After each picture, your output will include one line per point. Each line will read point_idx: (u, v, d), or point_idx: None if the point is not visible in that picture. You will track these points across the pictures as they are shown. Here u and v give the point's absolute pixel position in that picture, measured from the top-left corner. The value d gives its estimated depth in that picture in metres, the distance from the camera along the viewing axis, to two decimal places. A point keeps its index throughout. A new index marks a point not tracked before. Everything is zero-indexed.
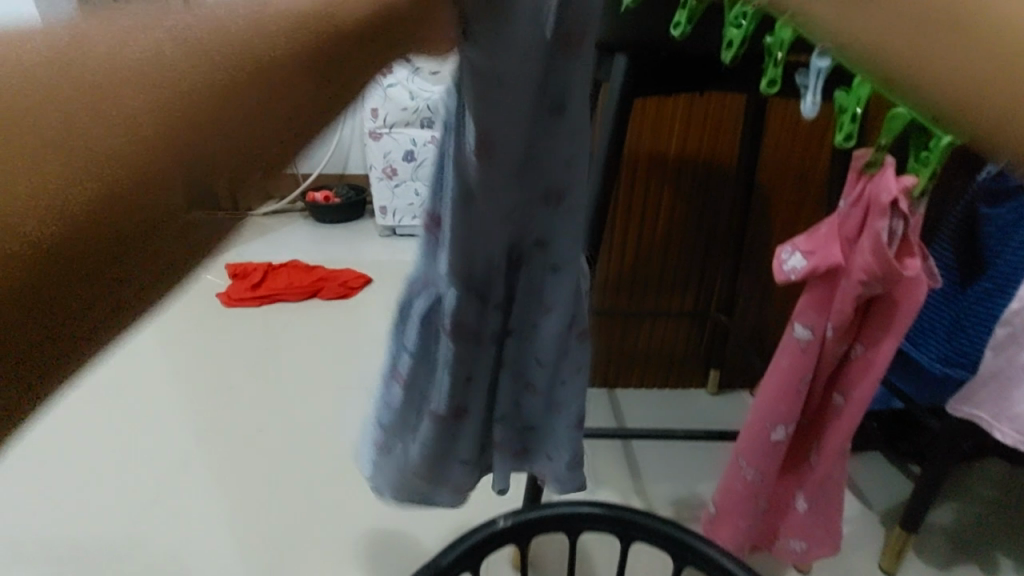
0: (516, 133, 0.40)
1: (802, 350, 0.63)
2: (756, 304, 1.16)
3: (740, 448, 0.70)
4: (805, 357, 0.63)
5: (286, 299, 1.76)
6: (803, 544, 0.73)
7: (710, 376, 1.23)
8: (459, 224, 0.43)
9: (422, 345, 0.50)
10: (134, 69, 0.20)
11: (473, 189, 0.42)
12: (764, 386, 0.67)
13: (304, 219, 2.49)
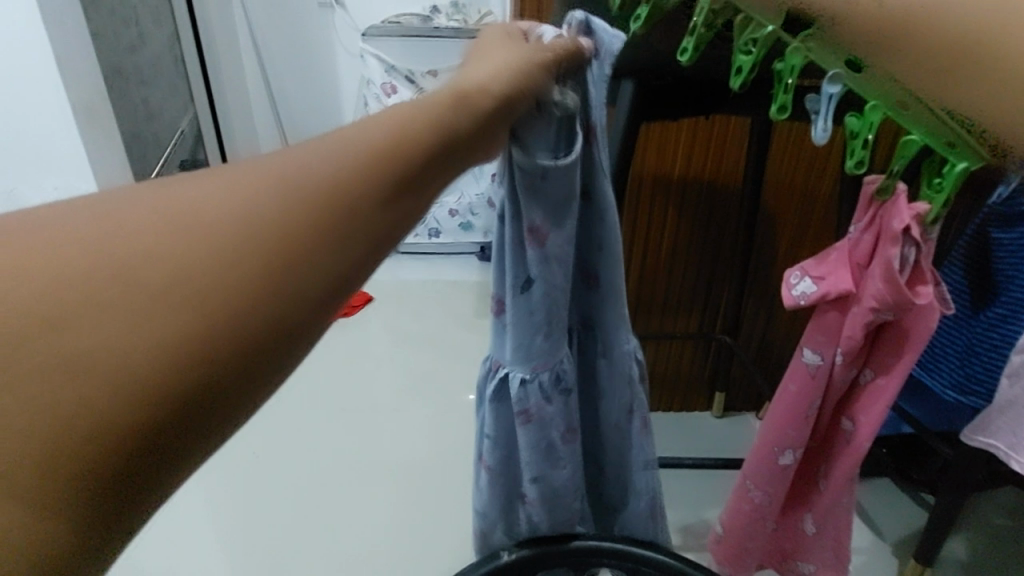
0: (566, 217, 0.47)
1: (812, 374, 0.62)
2: (762, 325, 1.14)
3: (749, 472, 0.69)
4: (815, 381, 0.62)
5: None
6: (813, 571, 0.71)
7: (716, 399, 1.21)
8: (525, 313, 0.49)
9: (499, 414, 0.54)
10: (209, 222, 0.23)
11: (540, 263, 0.47)
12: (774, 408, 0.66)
13: None
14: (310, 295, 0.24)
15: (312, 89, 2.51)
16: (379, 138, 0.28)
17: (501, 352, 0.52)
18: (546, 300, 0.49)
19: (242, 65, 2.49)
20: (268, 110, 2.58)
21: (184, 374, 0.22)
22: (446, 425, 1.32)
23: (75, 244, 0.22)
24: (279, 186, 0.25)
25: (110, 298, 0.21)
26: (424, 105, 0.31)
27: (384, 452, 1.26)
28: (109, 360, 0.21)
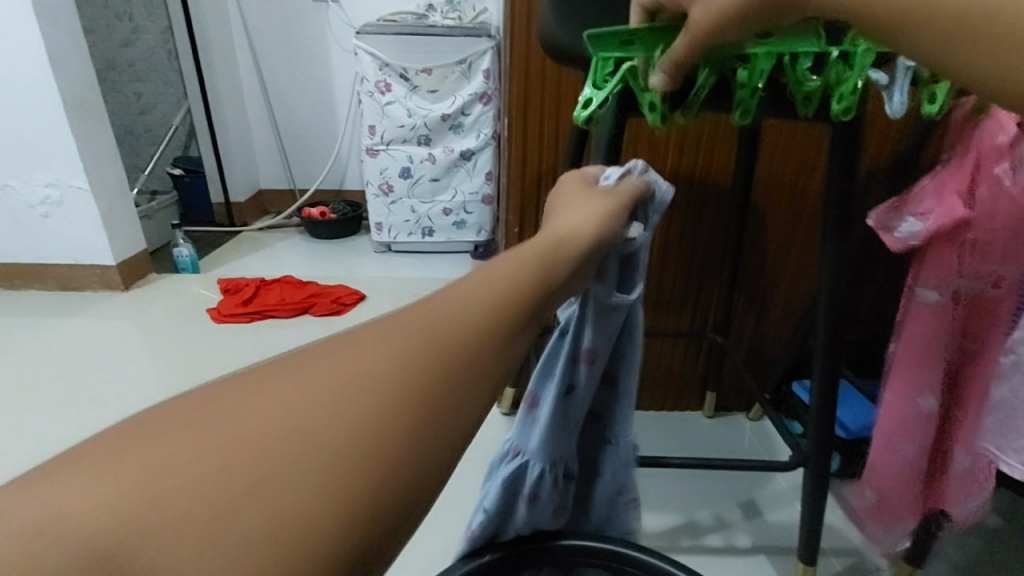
0: (612, 326, 0.52)
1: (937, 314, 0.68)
2: (751, 325, 1.14)
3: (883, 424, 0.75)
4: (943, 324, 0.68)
5: (277, 315, 1.73)
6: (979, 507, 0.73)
7: (707, 398, 1.20)
8: (558, 408, 0.52)
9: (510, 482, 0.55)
10: (359, 377, 0.26)
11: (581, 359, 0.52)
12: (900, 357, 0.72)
13: (300, 234, 2.48)
14: (433, 461, 0.26)
15: (307, 86, 2.50)
16: (490, 302, 0.31)
17: (526, 442, 0.54)
18: (581, 402, 0.53)
19: (236, 61, 2.47)
20: (262, 106, 2.56)
21: (342, 530, 0.23)
22: None
23: (190, 438, 0.23)
24: (412, 351, 0.28)
25: (236, 492, 0.22)
26: (526, 263, 0.35)
27: None
28: (253, 551, 0.22)
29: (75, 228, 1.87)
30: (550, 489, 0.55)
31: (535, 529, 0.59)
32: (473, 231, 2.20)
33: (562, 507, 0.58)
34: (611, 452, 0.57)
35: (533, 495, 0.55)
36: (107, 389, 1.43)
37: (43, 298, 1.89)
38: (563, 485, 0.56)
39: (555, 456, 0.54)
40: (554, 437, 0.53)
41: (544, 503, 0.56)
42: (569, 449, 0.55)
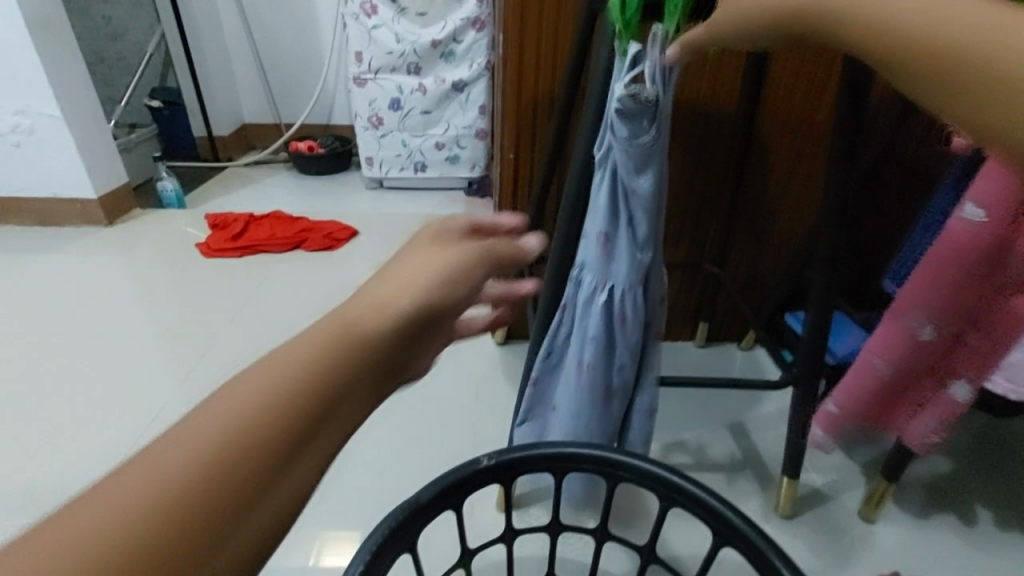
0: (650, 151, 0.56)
1: (974, 237, 0.54)
2: (748, 255, 1.13)
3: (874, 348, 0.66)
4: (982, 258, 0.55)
5: (270, 251, 1.71)
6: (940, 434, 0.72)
7: (699, 328, 1.22)
8: (596, 228, 0.62)
9: (569, 301, 0.67)
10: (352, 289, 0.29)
11: (616, 184, 0.59)
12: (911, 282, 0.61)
13: (288, 170, 2.41)
14: (296, 489, 0.24)
15: (287, 9, 2.35)
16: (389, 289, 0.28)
17: (580, 263, 0.66)
18: (617, 220, 0.61)
19: None
20: (241, 33, 2.42)
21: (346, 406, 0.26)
22: None
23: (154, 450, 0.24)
24: (250, 391, 0.24)
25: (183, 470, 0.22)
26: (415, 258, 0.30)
27: None
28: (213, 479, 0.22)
29: (50, 158, 1.79)
30: (601, 310, 0.65)
31: (604, 358, 0.68)
32: (467, 166, 2.14)
33: (622, 336, 0.66)
34: (652, 275, 0.65)
35: (588, 318, 0.66)
36: (99, 322, 1.42)
37: (24, 233, 1.84)
38: (610, 309, 0.65)
39: (596, 275, 0.64)
40: (599, 261, 0.64)
41: (596, 326, 0.65)
42: (611, 271, 0.64)
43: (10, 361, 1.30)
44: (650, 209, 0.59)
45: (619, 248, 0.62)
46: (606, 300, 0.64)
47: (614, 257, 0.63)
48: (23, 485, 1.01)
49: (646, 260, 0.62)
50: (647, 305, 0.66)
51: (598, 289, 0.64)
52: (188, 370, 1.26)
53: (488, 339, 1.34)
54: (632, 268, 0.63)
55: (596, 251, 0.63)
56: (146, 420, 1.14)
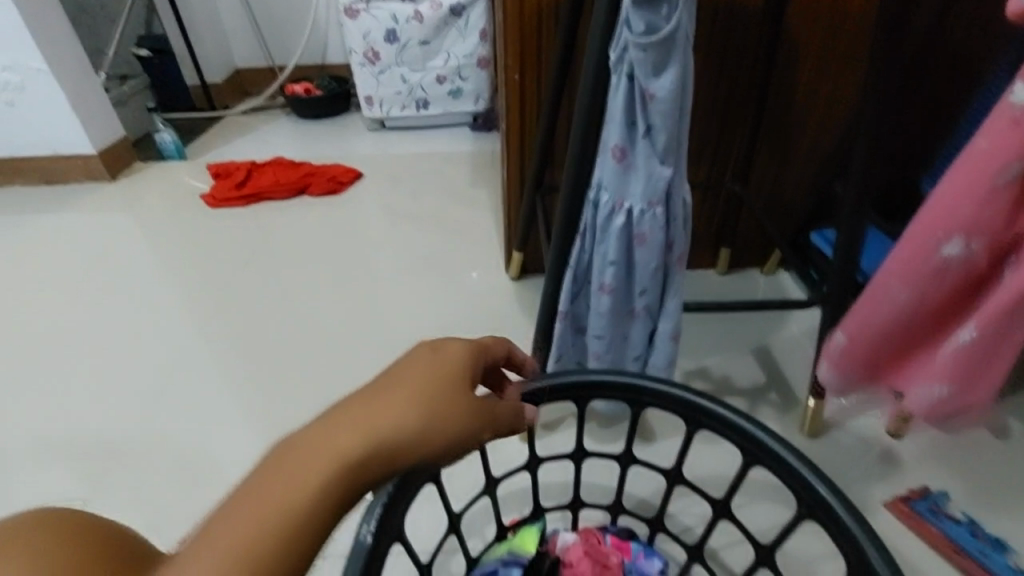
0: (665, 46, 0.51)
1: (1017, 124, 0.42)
2: (774, 172, 1.06)
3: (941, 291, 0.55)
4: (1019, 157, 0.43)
5: (276, 198, 1.68)
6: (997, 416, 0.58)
7: (721, 255, 1.17)
8: (612, 141, 0.57)
9: (587, 223, 0.63)
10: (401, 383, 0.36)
11: (632, 90, 0.54)
12: (947, 187, 0.48)
13: (287, 115, 2.32)
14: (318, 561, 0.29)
15: None
16: (421, 395, 0.36)
17: (597, 182, 0.61)
18: (635, 128, 0.56)
19: None
20: None
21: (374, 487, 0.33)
22: (446, 291, 1.30)
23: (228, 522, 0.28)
24: (311, 474, 0.30)
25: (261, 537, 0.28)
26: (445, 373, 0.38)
27: (391, 317, 1.24)
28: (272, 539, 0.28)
29: (43, 114, 1.74)
30: (618, 231, 0.61)
31: (623, 280, 0.65)
32: (470, 99, 2.03)
33: (642, 258, 0.62)
34: (674, 191, 0.60)
35: (607, 240, 0.62)
36: (114, 277, 1.42)
37: (29, 192, 1.82)
38: (629, 227, 0.61)
39: (615, 193, 0.60)
40: (615, 176, 0.59)
41: (615, 247, 0.62)
42: (628, 186, 0.59)
43: (33, 319, 1.31)
44: (671, 112, 0.54)
45: (639, 161, 0.57)
46: (624, 219, 0.60)
47: (633, 172, 0.58)
48: (60, 435, 1.04)
49: (666, 174, 0.57)
50: (670, 224, 0.61)
51: (617, 207, 0.60)
52: (207, 319, 1.27)
53: (503, 276, 1.32)
54: (650, 182, 0.58)
55: (613, 167, 0.59)
56: (171, 369, 1.15)
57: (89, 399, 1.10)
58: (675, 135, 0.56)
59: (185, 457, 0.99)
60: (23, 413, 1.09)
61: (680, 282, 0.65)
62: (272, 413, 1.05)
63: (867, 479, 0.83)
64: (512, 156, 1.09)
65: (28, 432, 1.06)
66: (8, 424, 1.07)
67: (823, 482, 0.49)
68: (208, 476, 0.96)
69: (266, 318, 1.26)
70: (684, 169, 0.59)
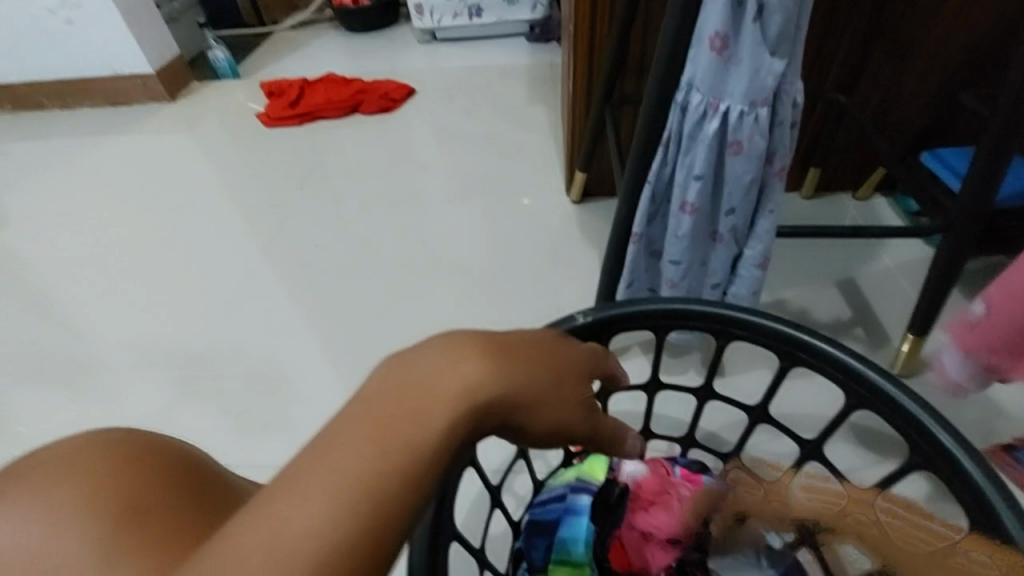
0: None
1: None
2: (887, 75, 0.90)
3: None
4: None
5: (329, 116, 1.64)
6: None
7: (809, 176, 1.05)
8: (711, 30, 0.48)
9: (672, 131, 0.55)
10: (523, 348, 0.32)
11: None
12: None
13: (335, 29, 2.23)
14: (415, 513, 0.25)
15: None
16: (541, 366, 0.32)
17: (689, 84, 0.53)
18: (743, 9, 0.46)
19: None
20: None
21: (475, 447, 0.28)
22: (503, 215, 1.25)
23: (335, 449, 0.24)
24: (426, 412, 0.26)
25: (367, 473, 0.24)
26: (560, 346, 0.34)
27: (447, 241, 1.22)
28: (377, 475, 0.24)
29: (102, 32, 1.74)
30: (710, 140, 0.53)
31: (710, 197, 0.58)
32: (527, 5, 1.87)
33: (735, 171, 0.55)
34: (782, 90, 0.51)
35: (696, 151, 0.55)
36: (182, 197, 1.45)
37: (97, 114, 1.86)
38: (723, 135, 0.53)
39: (709, 94, 0.51)
40: (712, 73, 0.50)
41: (704, 159, 0.54)
42: (725, 86, 0.51)
43: (113, 237, 1.37)
44: None
45: (743, 53, 0.48)
46: (718, 125, 0.52)
47: (733, 67, 0.49)
48: (147, 346, 1.11)
49: (777, 67, 0.49)
50: (772, 130, 0.53)
51: (710, 111, 0.52)
52: (270, 239, 1.29)
53: (564, 199, 1.25)
54: (756, 79, 0.49)
55: (710, 61, 0.50)
56: (240, 287, 1.19)
57: (169, 314, 1.16)
58: (792, 17, 0.46)
59: (258, 370, 1.03)
60: (113, 324, 1.17)
61: (776, 199, 0.58)
62: (335, 332, 1.07)
63: (965, 424, 0.77)
64: (578, 64, 0.99)
65: (118, 342, 1.13)
66: (100, 334, 1.15)
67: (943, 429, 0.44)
68: (279, 388, 1.00)
69: (326, 240, 1.26)
70: (797, 63, 0.50)
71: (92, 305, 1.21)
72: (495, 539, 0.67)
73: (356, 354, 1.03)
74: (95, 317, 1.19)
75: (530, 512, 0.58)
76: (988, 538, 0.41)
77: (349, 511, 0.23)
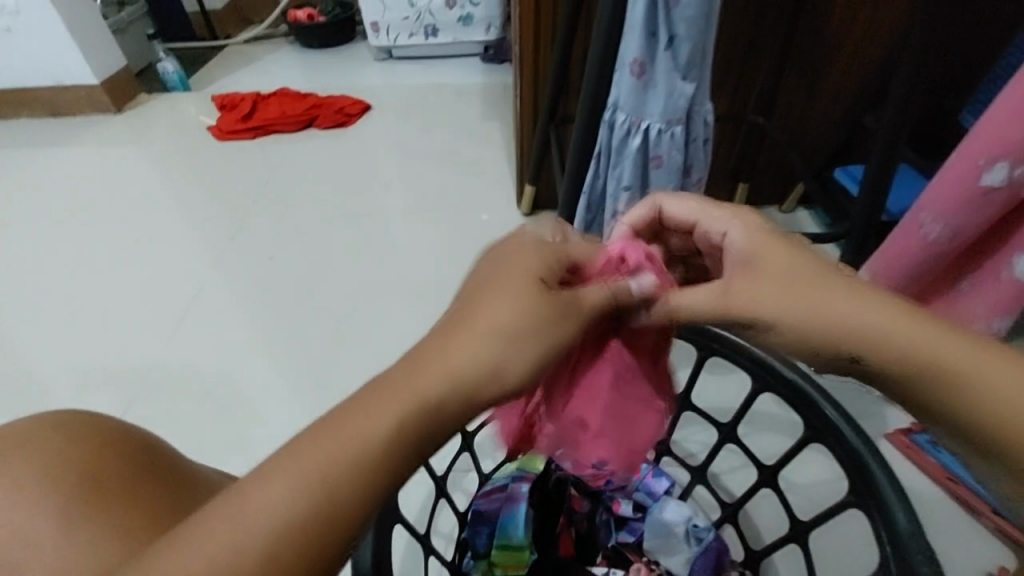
0: None
1: None
2: (801, 100, 1.00)
3: (928, 197, 0.60)
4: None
5: (283, 131, 1.64)
6: (1006, 320, 0.64)
7: (738, 191, 1.14)
8: (630, 58, 0.54)
9: (601, 147, 0.61)
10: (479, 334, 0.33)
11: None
12: None
13: (290, 44, 2.23)
14: (373, 499, 0.30)
15: None
16: (493, 355, 0.32)
17: (615, 104, 0.58)
18: (656, 39, 0.52)
19: None
20: None
21: (431, 439, 0.31)
22: (458, 227, 1.29)
23: (307, 449, 0.30)
24: (374, 417, 0.30)
25: (321, 468, 0.29)
26: (516, 313, 0.33)
27: (402, 253, 1.24)
28: (333, 468, 0.29)
29: (43, 42, 1.70)
30: (633, 155, 0.59)
31: None
32: (481, 27, 1.93)
33: (658, 183, 0.60)
34: (696, 110, 0.57)
35: (622, 164, 0.60)
36: (129, 210, 1.42)
37: (37, 126, 1.80)
38: (645, 150, 0.58)
39: (631, 114, 0.57)
40: (633, 94, 0.56)
41: (629, 171, 0.60)
42: (645, 107, 0.57)
43: (53, 252, 1.33)
44: (696, 21, 0.50)
45: (659, 78, 0.54)
46: (640, 141, 0.58)
47: (651, 90, 0.55)
48: (90, 361, 1.08)
49: (688, 90, 0.55)
50: (689, 147, 0.59)
51: (633, 129, 0.58)
52: (221, 252, 1.28)
53: (515, 212, 1.30)
54: (671, 101, 0.55)
55: (631, 86, 0.56)
56: (189, 300, 1.18)
57: (114, 329, 1.14)
58: (699, 47, 0.53)
59: (208, 383, 1.02)
60: (52, 340, 1.13)
61: None
62: (288, 344, 1.07)
63: (873, 413, 0.84)
64: (524, 84, 1.05)
65: (57, 358, 1.10)
66: (38, 351, 1.11)
67: (832, 403, 0.49)
68: (230, 400, 0.99)
69: (279, 252, 1.27)
70: (708, 86, 0.56)
71: (30, 321, 1.17)
72: (443, 533, 0.70)
73: (310, 364, 1.04)
74: (32, 333, 1.15)
75: (474, 503, 0.61)
76: (867, 500, 0.44)
77: (303, 498, 0.29)
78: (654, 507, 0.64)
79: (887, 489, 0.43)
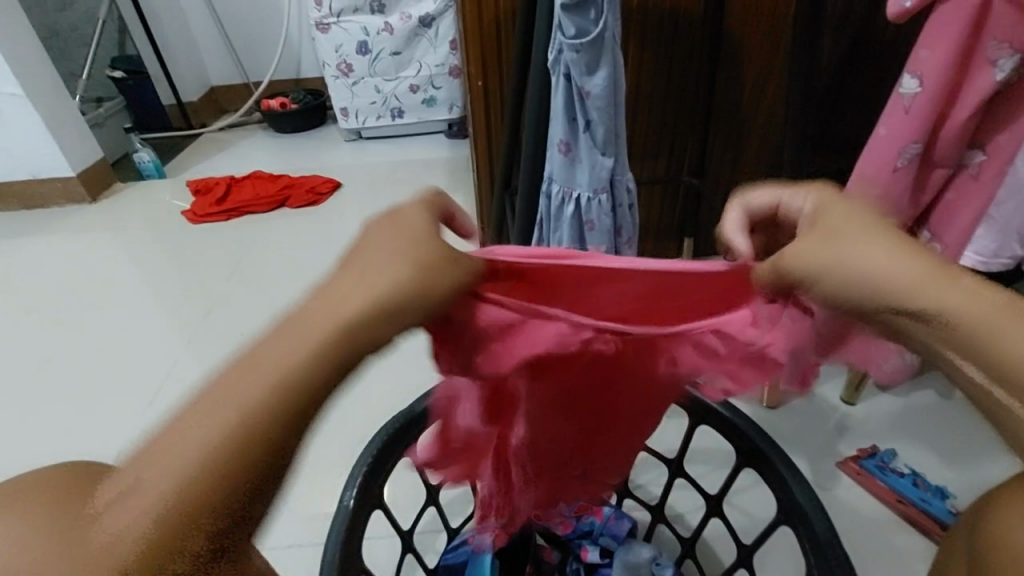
0: (597, 54, 0.57)
1: None
2: (729, 162, 1.12)
3: None
4: (979, 73, 0.58)
5: (256, 211, 1.71)
6: None
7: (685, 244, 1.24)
8: (557, 138, 0.63)
9: (541, 215, 0.68)
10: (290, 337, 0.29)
11: (572, 92, 0.59)
12: None
13: (264, 130, 2.36)
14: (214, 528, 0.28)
15: None
16: (301, 355, 0.29)
17: (550, 178, 0.66)
18: (576, 123, 0.61)
19: None
20: None
21: (255, 456, 0.28)
22: None
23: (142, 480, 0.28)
24: (192, 446, 0.27)
25: (146, 492, 0.27)
26: (341, 304, 0.29)
27: None
28: (157, 497, 0.27)
29: (21, 139, 1.77)
30: (570, 221, 0.66)
31: None
32: (444, 108, 2.08)
33: (594, 243, 0.67)
34: (620, 179, 0.65)
35: (562, 230, 0.67)
36: (101, 295, 1.45)
37: (9, 218, 1.84)
38: (579, 215, 0.66)
39: (564, 185, 0.65)
40: (563, 169, 0.64)
41: (567, 235, 0.67)
42: (575, 179, 0.65)
43: (21, 340, 1.33)
44: (606, 107, 0.59)
45: (584, 154, 0.63)
46: (574, 208, 0.66)
47: (579, 164, 0.64)
48: (54, 449, 1.07)
49: (609, 163, 0.63)
50: (617, 210, 0.67)
51: (568, 198, 0.66)
52: (194, 331, 1.30)
53: None
54: (597, 173, 0.63)
55: (561, 162, 0.64)
56: (161, 380, 1.19)
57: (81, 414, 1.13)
58: (613, 128, 0.62)
59: None
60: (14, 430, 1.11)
61: None
62: None
63: (824, 444, 0.89)
64: (480, 160, 1.15)
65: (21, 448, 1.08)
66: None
67: (757, 430, 0.54)
68: None
69: (252, 328, 1.30)
70: (627, 159, 0.65)
71: None
72: None
73: None
74: None
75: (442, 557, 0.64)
76: (793, 517, 0.49)
77: (132, 522, 0.27)
78: (620, 550, 0.66)
79: (809, 506, 0.48)
